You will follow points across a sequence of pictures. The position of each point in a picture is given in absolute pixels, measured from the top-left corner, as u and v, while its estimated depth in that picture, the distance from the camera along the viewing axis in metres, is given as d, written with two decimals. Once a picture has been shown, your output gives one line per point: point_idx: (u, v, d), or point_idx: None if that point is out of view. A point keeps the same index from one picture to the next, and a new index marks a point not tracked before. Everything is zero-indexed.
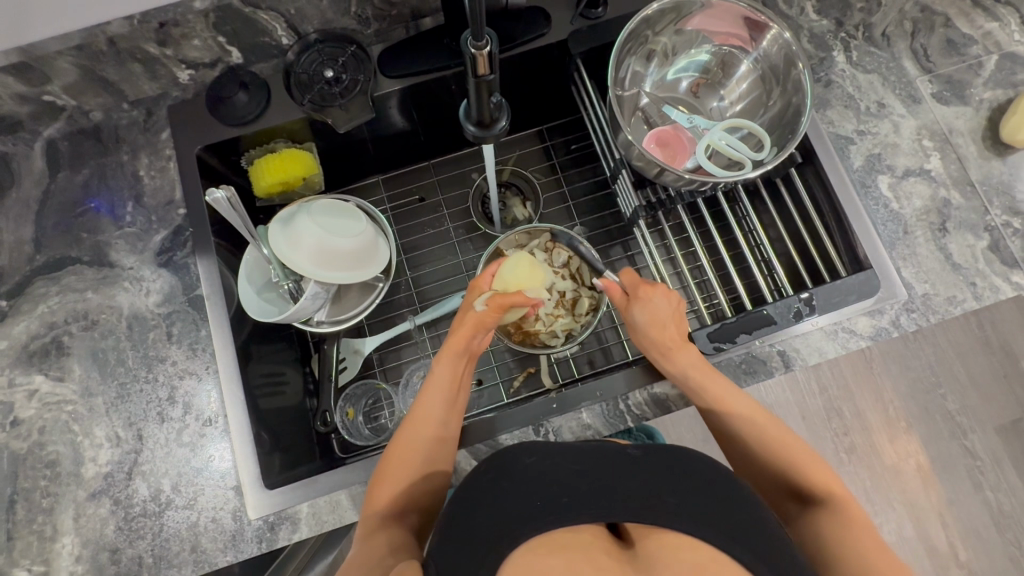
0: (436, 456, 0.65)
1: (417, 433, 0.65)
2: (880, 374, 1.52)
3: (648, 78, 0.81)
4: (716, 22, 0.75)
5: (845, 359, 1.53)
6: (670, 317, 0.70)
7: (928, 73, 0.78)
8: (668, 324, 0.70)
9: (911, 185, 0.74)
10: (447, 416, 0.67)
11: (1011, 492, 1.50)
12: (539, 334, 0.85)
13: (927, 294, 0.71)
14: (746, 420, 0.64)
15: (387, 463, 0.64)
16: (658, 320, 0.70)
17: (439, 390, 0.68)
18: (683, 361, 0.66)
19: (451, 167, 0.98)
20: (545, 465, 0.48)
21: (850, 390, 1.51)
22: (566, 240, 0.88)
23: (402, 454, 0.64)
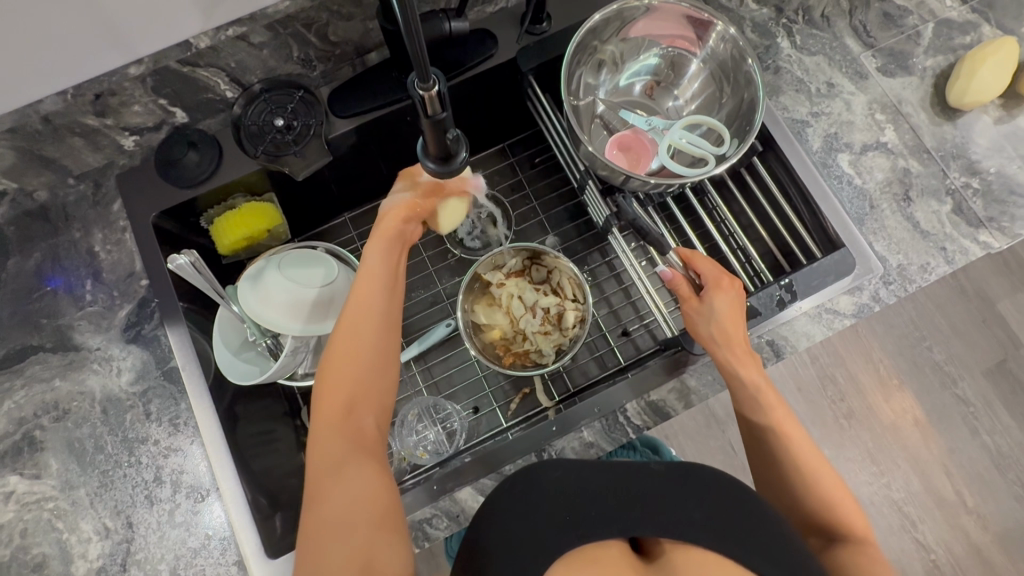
0: (382, 358, 0.61)
1: (355, 348, 0.60)
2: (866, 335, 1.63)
3: (601, 87, 0.81)
4: (661, 25, 0.76)
5: None
6: (741, 318, 0.67)
7: (870, 48, 0.80)
8: (738, 325, 0.66)
9: (871, 159, 0.75)
10: (386, 317, 0.63)
11: (1006, 432, 1.60)
12: (529, 353, 0.85)
13: (901, 265, 0.72)
14: (803, 459, 0.62)
15: (324, 391, 0.59)
16: (735, 318, 0.66)
17: (368, 295, 0.63)
18: (755, 373, 0.65)
19: None
20: (571, 480, 0.48)
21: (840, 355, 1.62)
22: (543, 256, 0.87)
23: (337, 372, 0.59)
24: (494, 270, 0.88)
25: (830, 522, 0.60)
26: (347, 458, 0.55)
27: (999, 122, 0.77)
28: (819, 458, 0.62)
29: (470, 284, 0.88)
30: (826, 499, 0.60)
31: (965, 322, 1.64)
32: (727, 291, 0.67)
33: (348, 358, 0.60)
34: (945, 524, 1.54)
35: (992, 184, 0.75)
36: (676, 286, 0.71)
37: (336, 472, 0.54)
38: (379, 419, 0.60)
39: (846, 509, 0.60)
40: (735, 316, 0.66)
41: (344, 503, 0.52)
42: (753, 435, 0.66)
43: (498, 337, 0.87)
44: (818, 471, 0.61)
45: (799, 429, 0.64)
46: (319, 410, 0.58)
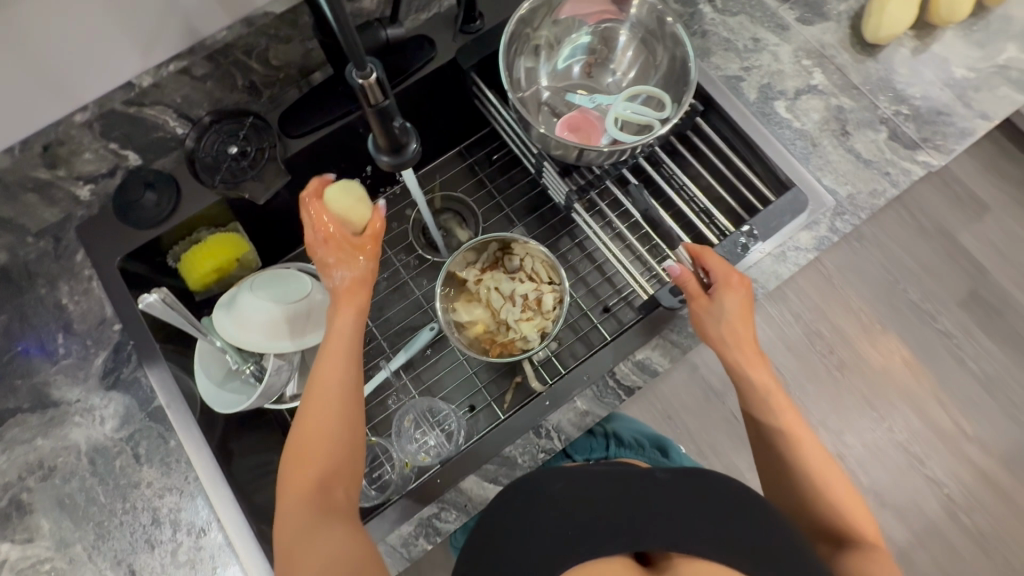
0: (352, 426, 0.62)
1: (323, 418, 0.61)
2: (843, 288, 1.79)
3: (542, 72, 0.84)
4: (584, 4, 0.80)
5: (810, 287, 1.80)
6: (745, 315, 0.68)
7: (786, 1, 0.84)
8: (740, 323, 0.67)
9: (806, 102, 0.79)
10: (352, 384, 0.63)
11: (991, 357, 1.75)
12: (514, 342, 0.86)
13: (851, 195, 0.75)
14: (810, 462, 0.63)
15: (294, 463, 0.59)
16: (741, 317, 0.67)
17: (337, 361, 0.64)
18: (766, 374, 0.68)
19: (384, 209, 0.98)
20: (574, 493, 0.49)
21: (822, 310, 1.77)
22: (513, 245, 0.88)
23: (309, 443, 0.59)
24: (469, 267, 0.90)
25: (839, 525, 0.61)
26: (321, 524, 0.55)
27: (916, 52, 0.81)
28: (828, 461, 0.64)
29: (446, 283, 0.88)
30: (836, 501, 0.61)
31: (930, 259, 1.82)
32: (737, 290, 0.67)
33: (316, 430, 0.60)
34: (951, 455, 1.66)
35: (919, 108, 0.78)
36: (685, 282, 0.68)
37: (308, 539, 0.54)
38: (352, 491, 0.60)
39: (855, 513, 0.61)
40: (746, 313, 0.68)
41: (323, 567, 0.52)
42: (760, 436, 0.67)
43: (482, 332, 0.88)
44: (827, 475, 0.62)
45: (810, 434, 0.66)
46: (290, 485, 0.58)
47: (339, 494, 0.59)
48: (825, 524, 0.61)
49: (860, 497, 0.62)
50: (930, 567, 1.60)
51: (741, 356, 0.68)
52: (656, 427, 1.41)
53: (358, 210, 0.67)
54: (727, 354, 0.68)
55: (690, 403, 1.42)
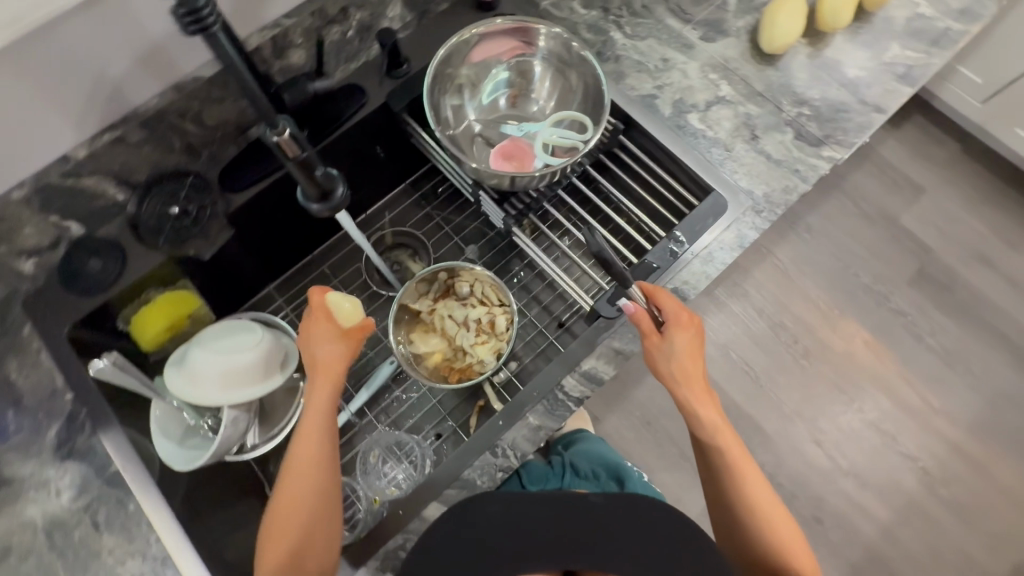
0: (325, 506, 0.65)
1: (297, 498, 0.64)
2: (799, 279, 1.87)
3: (469, 108, 0.88)
4: (499, 43, 0.86)
5: (769, 282, 1.87)
6: (693, 354, 0.71)
7: (689, 22, 0.91)
8: (688, 362, 0.71)
9: (717, 113, 0.85)
10: (327, 465, 0.66)
11: (946, 331, 1.82)
12: (472, 366, 0.88)
13: (767, 194, 0.80)
14: (754, 499, 0.70)
15: (270, 540, 0.63)
16: (690, 356, 0.71)
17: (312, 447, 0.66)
18: (712, 412, 0.71)
19: (336, 250, 1.01)
20: (507, 517, 0.66)
21: (782, 303, 1.84)
22: (462, 273, 0.91)
23: (280, 522, 0.63)
24: (421, 297, 0.92)
25: (774, 560, 0.68)
26: None
27: (811, 57, 0.88)
28: (769, 497, 0.70)
29: (399, 316, 0.90)
30: (774, 538, 0.69)
31: (876, 243, 1.91)
32: (686, 330, 0.70)
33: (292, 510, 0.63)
34: (922, 431, 1.72)
35: (819, 108, 0.85)
36: (639, 319, 0.70)
37: None
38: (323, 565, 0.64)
39: (791, 547, 0.69)
40: (694, 353, 0.71)
41: None
42: (711, 471, 0.73)
43: (440, 360, 0.90)
44: (768, 512, 0.69)
45: (753, 467, 0.71)
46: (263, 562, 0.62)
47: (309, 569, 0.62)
48: (761, 558, 0.69)
49: (796, 530, 0.70)
50: (916, 543, 1.63)
51: (690, 397, 0.71)
52: (636, 434, 1.43)
53: (349, 312, 0.69)
54: (678, 392, 0.72)
55: (665, 407, 1.44)
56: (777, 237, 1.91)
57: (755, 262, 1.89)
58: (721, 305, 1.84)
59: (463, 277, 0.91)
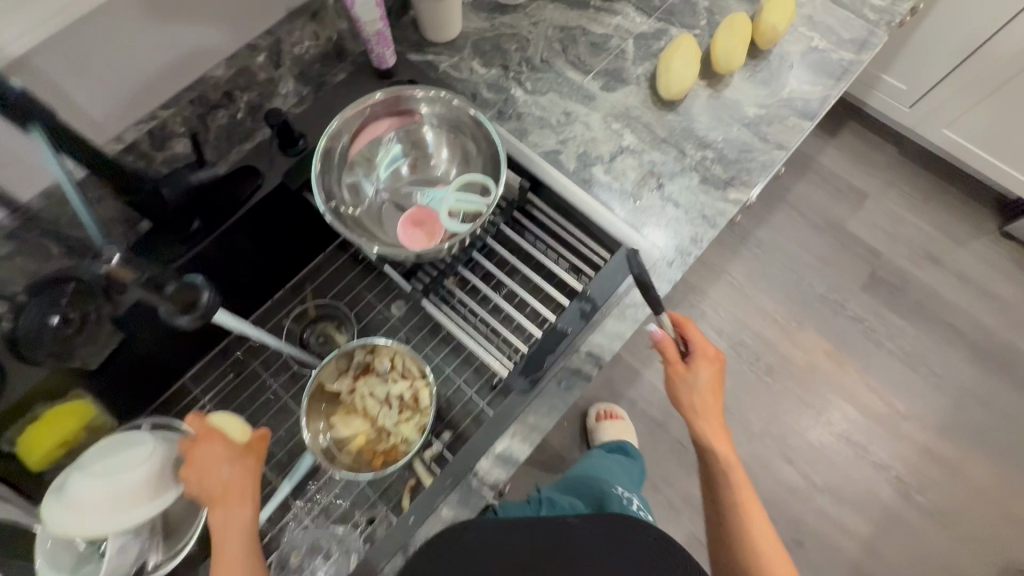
0: None
1: None
2: (755, 295, 1.87)
3: (368, 184, 0.84)
4: (392, 113, 0.85)
5: (726, 301, 1.86)
6: (714, 390, 0.78)
7: (589, 73, 0.90)
8: (708, 396, 0.77)
9: (622, 163, 0.84)
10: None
11: (903, 333, 1.83)
12: (398, 446, 0.84)
13: (677, 244, 0.79)
14: (751, 538, 0.74)
15: None
16: (712, 389, 0.78)
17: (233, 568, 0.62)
18: (725, 446, 0.78)
19: (258, 329, 0.98)
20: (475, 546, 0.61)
21: (741, 320, 1.83)
22: (380, 347, 0.87)
23: None
24: (341, 376, 0.87)
25: None
26: None
27: (710, 99, 0.88)
28: (773, 539, 0.74)
29: (318, 399, 0.86)
30: None
31: (827, 251, 1.93)
32: (710, 366, 0.77)
33: None
34: (891, 437, 1.70)
35: (722, 150, 0.84)
36: (665, 347, 0.78)
37: None
38: None
39: None
40: (715, 386, 0.78)
41: None
42: (715, 500, 0.79)
43: (364, 443, 0.85)
44: (769, 549, 0.73)
45: (760, 507, 0.76)
46: None
47: None
48: None
49: None
50: (897, 556, 1.60)
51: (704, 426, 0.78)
52: None
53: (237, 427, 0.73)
54: (695, 420, 0.78)
55: None
56: (729, 255, 1.91)
57: (710, 282, 1.89)
58: None
59: (380, 353, 0.87)
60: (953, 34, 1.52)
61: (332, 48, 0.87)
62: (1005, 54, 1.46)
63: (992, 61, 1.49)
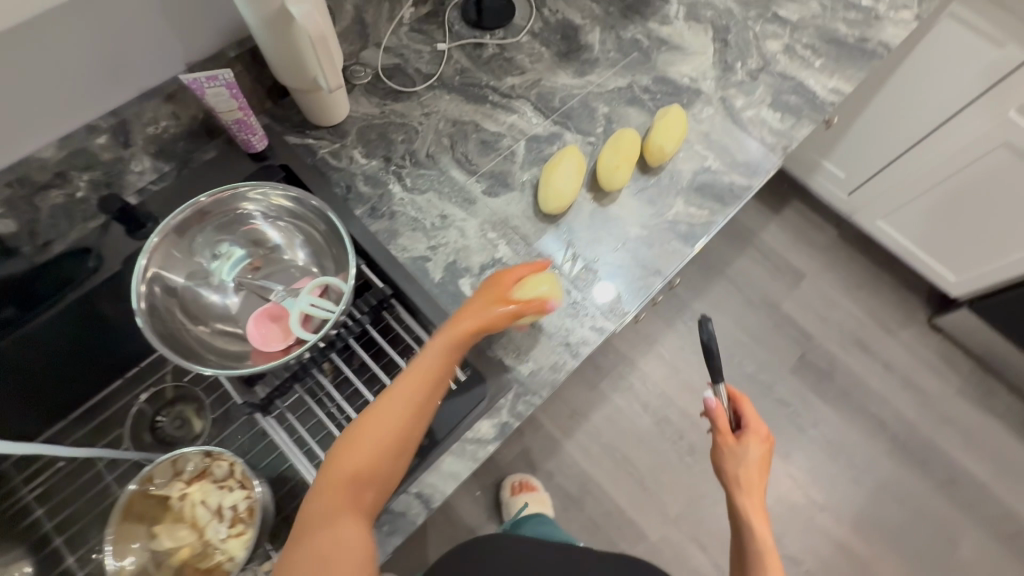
0: (375, 471, 0.60)
1: (377, 435, 0.60)
2: (686, 370, 1.73)
3: (210, 289, 0.78)
4: (235, 207, 0.78)
5: (654, 372, 1.72)
6: (759, 468, 0.72)
7: (474, 174, 0.87)
8: (755, 472, 0.71)
9: (490, 277, 0.80)
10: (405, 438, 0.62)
11: (830, 422, 1.67)
12: (221, 566, 0.77)
13: (533, 371, 0.74)
14: None
15: (333, 466, 0.60)
16: (752, 467, 0.71)
17: (424, 386, 0.63)
18: (765, 531, 0.68)
19: (101, 409, 0.89)
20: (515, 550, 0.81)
21: (668, 396, 1.70)
22: (220, 454, 0.81)
23: (348, 459, 0.59)
24: (177, 478, 0.81)
25: None
26: (339, 515, 0.58)
27: (593, 214, 0.84)
28: None
29: (145, 504, 0.79)
30: None
31: (761, 330, 1.78)
32: (759, 443, 0.73)
33: (361, 448, 0.60)
34: (807, 533, 1.55)
35: (597, 270, 0.81)
36: (717, 416, 0.75)
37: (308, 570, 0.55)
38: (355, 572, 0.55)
39: None
40: (763, 469, 0.72)
41: (327, 551, 0.56)
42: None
43: (189, 557, 0.79)
44: None
45: None
46: (331, 490, 0.59)
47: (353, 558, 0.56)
48: None
49: None
50: None
51: (743, 498, 0.70)
52: None
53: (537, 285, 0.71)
54: (734, 493, 0.71)
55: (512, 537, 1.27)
56: (663, 325, 1.77)
57: (641, 352, 1.75)
58: (606, 401, 1.68)
59: (212, 462, 0.80)
60: (899, 120, 1.37)
61: (200, 127, 0.82)
62: (949, 149, 1.31)
63: (937, 155, 1.34)
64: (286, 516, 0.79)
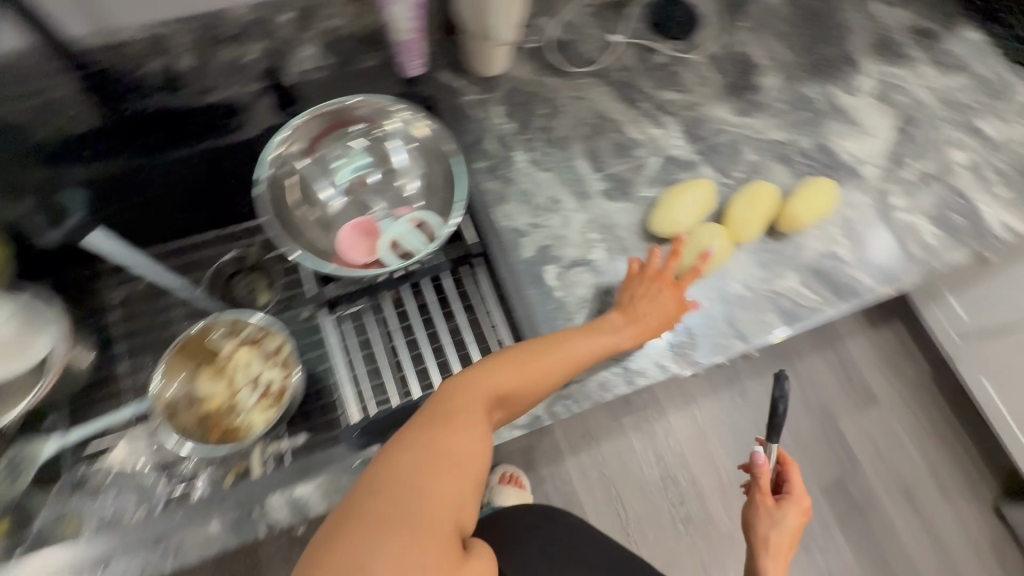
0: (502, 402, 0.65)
1: (503, 376, 0.65)
2: (714, 443, 1.64)
3: (322, 183, 0.82)
4: (372, 120, 0.82)
5: (682, 430, 1.65)
6: (787, 536, 0.76)
7: (599, 171, 0.85)
8: (783, 540, 0.75)
9: (576, 274, 0.79)
10: (547, 384, 0.67)
11: (841, 555, 1.55)
12: (239, 429, 0.82)
13: (582, 380, 0.73)
14: None
15: (477, 382, 0.64)
16: (783, 535, 0.75)
17: (585, 352, 0.68)
18: None
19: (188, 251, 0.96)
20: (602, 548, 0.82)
21: (685, 458, 1.62)
22: (274, 331, 0.85)
23: (493, 383, 0.64)
24: (230, 335, 0.86)
25: None
26: (470, 427, 0.61)
27: None
28: None
29: (197, 346, 0.85)
30: None
31: (807, 435, 1.65)
32: (793, 510, 0.77)
33: (525, 371, 0.65)
34: None
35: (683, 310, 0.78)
36: (760, 473, 0.78)
37: (458, 459, 0.58)
38: (461, 477, 0.58)
39: None
40: (793, 538, 0.76)
41: (451, 459, 0.58)
42: None
43: (214, 409, 0.84)
44: None
45: None
46: (451, 408, 0.62)
47: (466, 463, 0.59)
48: None
49: None
50: None
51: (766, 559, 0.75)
52: None
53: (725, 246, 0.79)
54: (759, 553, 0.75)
55: None
56: (707, 389, 1.67)
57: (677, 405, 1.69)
58: (623, 436, 1.64)
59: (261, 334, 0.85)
60: None
61: (370, 35, 0.85)
62: None
63: None
64: (307, 410, 0.82)
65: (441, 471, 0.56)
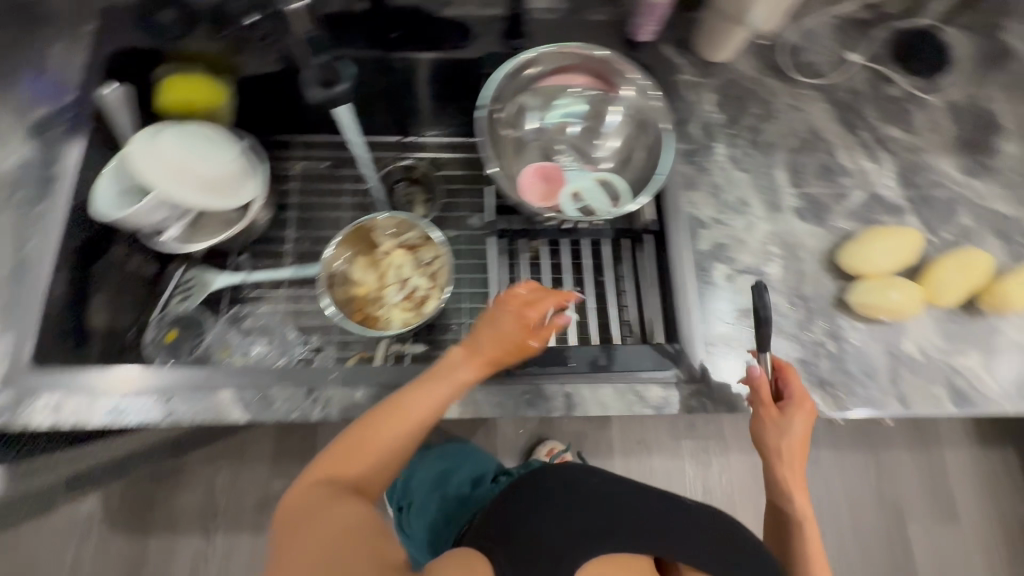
0: (402, 448, 0.64)
1: (371, 448, 0.62)
2: None
3: (530, 117, 0.86)
4: (599, 76, 0.83)
5: None
6: (803, 442, 0.67)
7: (797, 187, 0.82)
8: (800, 448, 0.67)
9: (745, 281, 0.77)
10: (422, 428, 0.64)
11: None
12: (377, 319, 0.87)
13: (727, 384, 0.71)
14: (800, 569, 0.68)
15: (345, 458, 0.62)
16: (802, 441, 0.67)
17: (435, 401, 0.64)
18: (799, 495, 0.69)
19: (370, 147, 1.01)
20: None
21: None
22: (433, 243, 0.89)
23: (361, 455, 0.62)
24: (392, 234, 0.91)
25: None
26: (337, 499, 0.58)
27: None
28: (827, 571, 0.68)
29: (361, 232, 0.89)
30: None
31: None
32: (806, 412, 0.67)
33: (377, 432, 0.63)
34: None
35: (846, 351, 0.74)
36: (755, 386, 0.67)
37: (326, 511, 0.56)
38: (353, 518, 0.56)
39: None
40: (807, 441, 0.68)
41: (335, 527, 0.55)
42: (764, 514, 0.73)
43: (360, 295, 0.89)
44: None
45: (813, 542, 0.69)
46: (332, 469, 0.61)
47: (353, 517, 0.56)
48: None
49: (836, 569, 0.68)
50: None
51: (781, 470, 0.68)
52: None
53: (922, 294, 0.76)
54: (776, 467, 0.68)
55: None
56: None
57: None
58: None
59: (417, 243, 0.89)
60: None
61: None
62: None
63: None
64: (432, 324, 0.87)
65: (331, 539, 0.54)
